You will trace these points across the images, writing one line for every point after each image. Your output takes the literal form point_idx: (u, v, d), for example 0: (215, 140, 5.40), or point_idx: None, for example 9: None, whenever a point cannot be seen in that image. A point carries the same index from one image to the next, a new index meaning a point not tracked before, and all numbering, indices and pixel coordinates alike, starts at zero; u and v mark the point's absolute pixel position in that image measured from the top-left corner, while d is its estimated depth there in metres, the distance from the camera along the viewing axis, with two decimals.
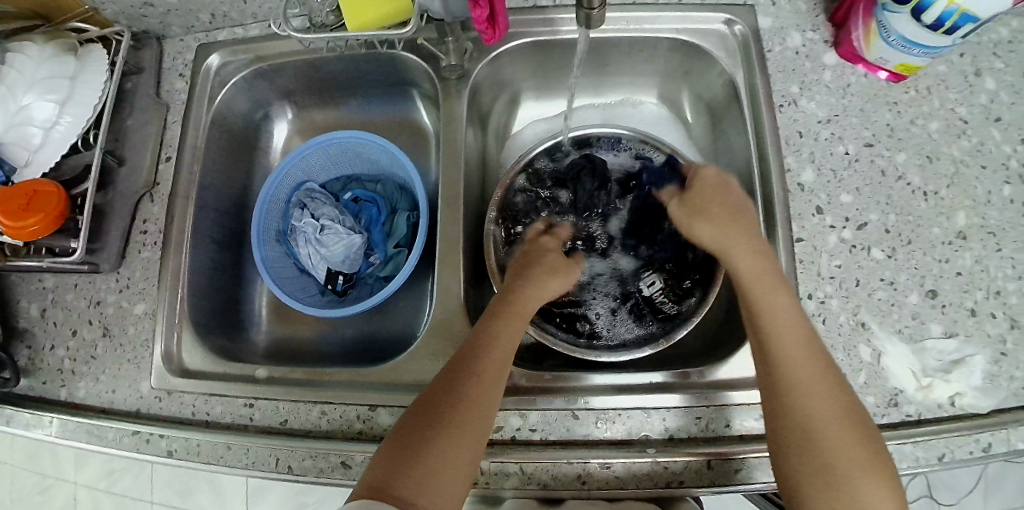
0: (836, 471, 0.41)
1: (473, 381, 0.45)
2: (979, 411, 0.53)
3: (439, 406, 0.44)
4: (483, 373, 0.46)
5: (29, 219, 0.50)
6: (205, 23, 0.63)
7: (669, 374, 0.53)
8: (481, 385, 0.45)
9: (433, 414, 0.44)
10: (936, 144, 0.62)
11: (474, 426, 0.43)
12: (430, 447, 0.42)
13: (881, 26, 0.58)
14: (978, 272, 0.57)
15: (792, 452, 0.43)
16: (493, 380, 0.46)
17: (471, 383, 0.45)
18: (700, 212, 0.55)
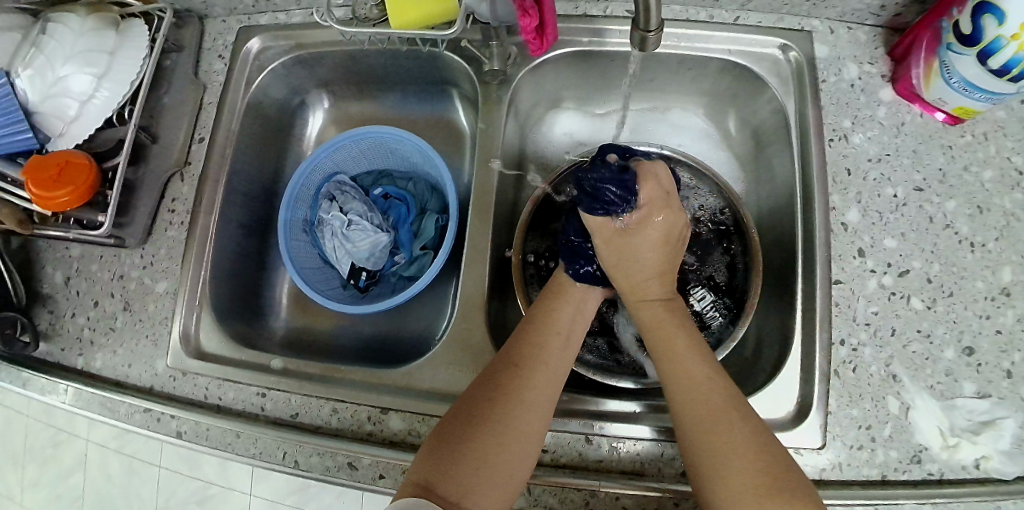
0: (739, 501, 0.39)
1: (531, 380, 0.46)
2: (1004, 476, 0.51)
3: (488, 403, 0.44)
4: (537, 372, 0.46)
5: (59, 191, 0.49)
6: (249, 5, 0.63)
7: None
8: (532, 388, 0.45)
9: (484, 409, 0.44)
10: (988, 194, 0.59)
11: (520, 436, 0.43)
12: (473, 439, 0.42)
13: (943, 66, 0.56)
14: (1020, 331, 0.55)
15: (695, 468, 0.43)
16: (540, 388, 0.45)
17: (527, 385, 0.45)
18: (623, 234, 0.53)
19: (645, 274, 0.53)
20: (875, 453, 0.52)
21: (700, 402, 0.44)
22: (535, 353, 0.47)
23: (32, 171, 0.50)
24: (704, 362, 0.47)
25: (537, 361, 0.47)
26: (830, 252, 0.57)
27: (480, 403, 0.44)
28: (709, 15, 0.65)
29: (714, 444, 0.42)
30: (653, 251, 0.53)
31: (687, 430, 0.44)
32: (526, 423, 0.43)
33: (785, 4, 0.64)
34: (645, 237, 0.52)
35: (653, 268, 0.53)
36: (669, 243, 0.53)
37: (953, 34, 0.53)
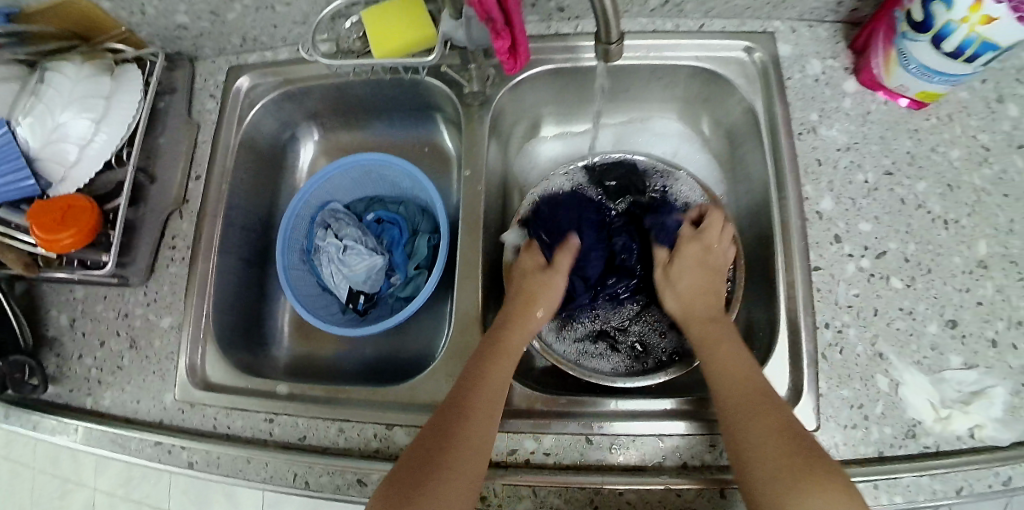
0: (779, 489, 0.42)
1: (457, 427, 0.46)
2: (999, 443, 0.53)
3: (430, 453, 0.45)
4: (476, 417, 0.47)
5: (62, 233, 0.51)
6: (236, 46, 0.66)
7: (682, 401, 0.54)
8: (456, 435, 0.46)
9: (426, 461, 0.45)
10: (957, 173, 0.62)
11: (447, 484, 0.43)
12: (399, 491, 0.43)
13: (901, 55, 0.58)
14: (999, 301, 0.57)
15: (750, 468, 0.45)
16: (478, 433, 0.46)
17: (455, 435, 0.46)
18: (672, 269, 0.61)
19: (694, 292, 0.59)
20: (869, 431, 0.53)
21: (748, 397, 0.48)
22: (460, 401, 0.48)
23: (35, 216, 0.51)
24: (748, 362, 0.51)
25: (473, 413, 0.47)
26: (808, 240, 0.60)
27: (423, 453, 0.45)
28: (675, 24, 0.68)
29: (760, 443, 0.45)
30: (700, 276, 0.59)
31: (732, 428, 0.47)
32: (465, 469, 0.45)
33: (747, 8, 0.67)
34: (686, 262, 0.60)
35: (687, 288, 0.59)
36: (704, 264, 0.59)
37: (908, 23, 0.56)
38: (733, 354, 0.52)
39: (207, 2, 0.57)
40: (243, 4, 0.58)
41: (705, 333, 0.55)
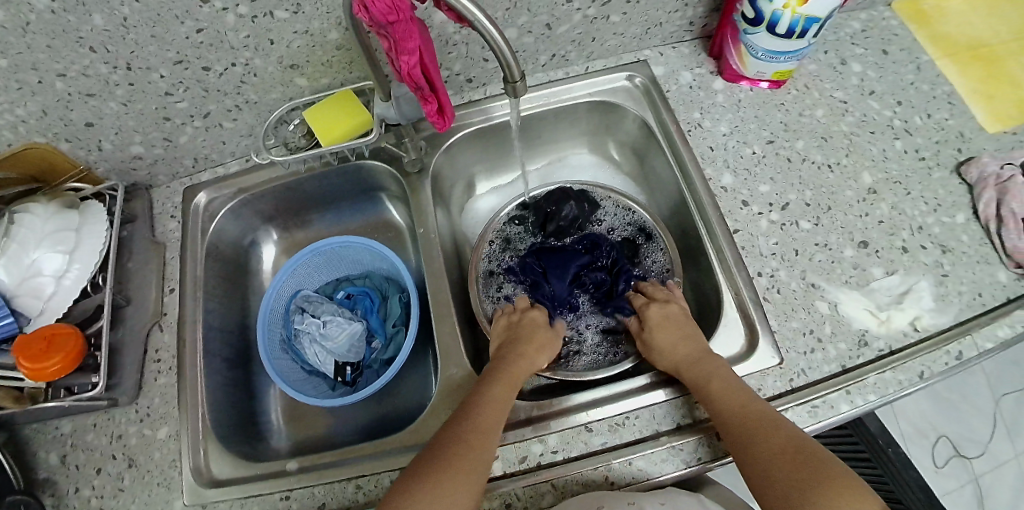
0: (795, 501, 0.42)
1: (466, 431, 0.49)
2: (940, 327, 0.60)
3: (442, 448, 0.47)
4: (485, 423, 0.50)
5: (51, 359, 0.54)
6: (188, 168, 0.72)
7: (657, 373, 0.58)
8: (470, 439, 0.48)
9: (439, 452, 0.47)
10: (826, 126, 0.74)
11: (456, 480, 0.45)
12: (412, 490, 0.44)
13: (749, 47, 0.71)
14: (896, 215, 0.67)
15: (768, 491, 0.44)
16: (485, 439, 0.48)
17: (463, 438, 0.48)
18: (649, 331, 0.61)
19: (674, 340, 0.58)
20: (828, 350, 0.58)
21: (750, 426, 0.48)
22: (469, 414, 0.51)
23: (20, 349, 0.54)
24: (740, 388, 0.51)
25: (482, 417, 0.50)
26: (721, 210, 0.68)
27: (436, 447, 0.48)
28: (565, 71, 0.80)
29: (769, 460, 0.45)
30: (677, 327, 0.59)
31: (744, 453, 0.47)
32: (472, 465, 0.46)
33: (620, 45, 0.80)
34: (658, 320, 0.61)
35: (666, 339, 0.59)
36: (671, 318, 0.61)
37: (744, 21, 0.68)
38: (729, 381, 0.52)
39: (160, 130, 0.64)
40: (193, 126, 0.65)
41: (693, 371, 0.54)
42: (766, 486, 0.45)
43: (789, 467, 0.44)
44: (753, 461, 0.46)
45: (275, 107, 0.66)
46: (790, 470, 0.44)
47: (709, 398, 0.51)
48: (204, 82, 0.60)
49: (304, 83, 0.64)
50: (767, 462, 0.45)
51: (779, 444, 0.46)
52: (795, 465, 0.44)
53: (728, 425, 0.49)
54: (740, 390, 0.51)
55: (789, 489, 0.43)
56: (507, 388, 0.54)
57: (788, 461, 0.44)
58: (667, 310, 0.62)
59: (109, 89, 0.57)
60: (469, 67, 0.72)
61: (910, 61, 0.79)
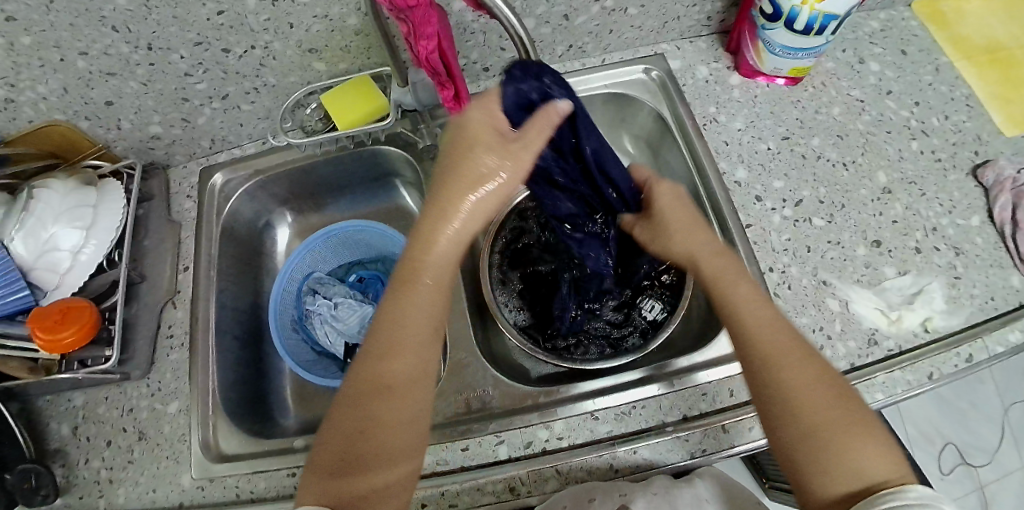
0: (833, 435, 0.40)
1: (384, 405, 0.42)
2: (951, 329, 0.59)
3: (354, 417, 0.42)
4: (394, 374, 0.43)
5: (66, 331, 0.55)
6: (205, 149, 0.72)
7: (661, 366, 0.58)
8: (387, 412, 0.42)
9: (349, 425, 0.42)
10: (842, 124, 0.73)
11: (366, 454, 0.41)
12: (329, 476, 0.41)
13: (766, 43, 0.71)
14: (911, 216, 0.66)
15: (805, 415, 0.41)
16: (399, 398, 0.43)
17: (369, 403, 0.42)
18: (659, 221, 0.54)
19: (689, 226, 0.53)
20: (837, 347, 0.58)
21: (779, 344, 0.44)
22: (384, 372, 0.43)
23: (36, 320, 0.55)
24: (764, 298, 0.47)
25: (390, 362, 0.43)
26: (734, 205, 0.68)
27: (348, 411, 0.43)
28: (582, 63, 0.80)
29: (808, 385, 0.42)
30: (682, 211, 0.54)
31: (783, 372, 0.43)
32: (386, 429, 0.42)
33: (638, 38, 0.79)
34: (666, 203, 0.55)
35: (676, 222, 0.53)
36: (682, 200, 0.55)
37: (762, 17, 0.68)
38: (752, 287, 0.48)
39: (179, 110, 0.65)
40: (212, 107, 0.66)
41: (717, 268, 0.49)
42: (810, 412, 0.41)
43: (829, 395, 0.42)
44: (784, 384, 0.42)
45: (293, 91, 0.67)
46: (835, 404, 0.41)
47: (736, 304, 0.47)
48: (224, 64, 0.60)
49: (322, 68, 0.65)
50: (813, 390, 0.42)
51: (817, 371, 0.43)
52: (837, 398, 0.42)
53: (760, 342, 0.44)
54: (764, 301, 0.47)
55: (822, 419, 0.41)
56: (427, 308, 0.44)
57: (832, 393, 0.42)
58: (676, 193, 0.56)
59: (130, 68, 0.58)
60: (486, 56, 0.72)
61: (928, 62, 0.78)
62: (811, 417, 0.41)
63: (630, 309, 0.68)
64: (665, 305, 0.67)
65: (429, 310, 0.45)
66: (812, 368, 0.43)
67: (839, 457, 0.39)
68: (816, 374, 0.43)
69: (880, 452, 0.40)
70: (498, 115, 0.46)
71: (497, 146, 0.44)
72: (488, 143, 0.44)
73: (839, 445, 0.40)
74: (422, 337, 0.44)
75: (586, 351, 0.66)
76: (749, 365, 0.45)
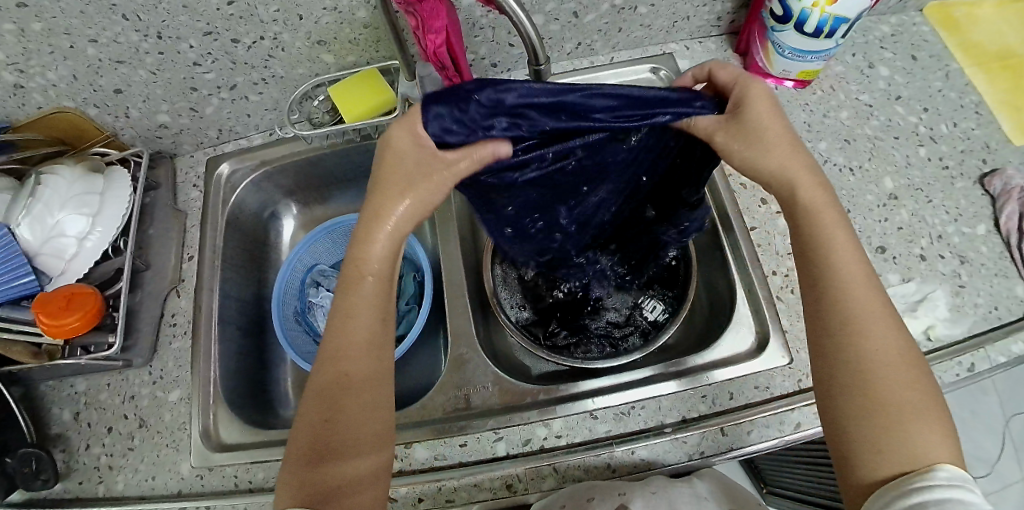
0: (893, 408, 0.39)
1: (353, 400, 0.44)
2: (954, 338, 0.59)
3: (323, 413, 0.44)
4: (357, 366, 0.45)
5: (70, 316, 0.55)
6: (213, 139, 0.72)
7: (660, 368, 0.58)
8: (355, 401, 0.44)
9: (321, 421, 0.43)
10: (850, 128, 0.73)
11: (343, 445, 0.43)
12: (310, 472, 0.42)
13: (776, 45, 0.71)
14: (916, 223, 0.66)
15: (873, 379, 0.41)
16: (365, 388, 0.45)
17: (337, 396, 0.44)
18: (751, 137, 0.44)
19: (786, 154, 0.45)
20: None
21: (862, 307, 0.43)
22: (346, 365, 0.45)
23: (40, 306, 0.55)
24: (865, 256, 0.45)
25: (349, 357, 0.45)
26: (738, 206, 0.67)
27: (321, 409, 0.44)
28: (590, 61, 0.80)
29: (882, 355, 0.41)
30: (779, 132, 0.45)
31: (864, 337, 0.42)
32: (358, 418, 0.44)
33: (647, 37, 0.79)
34: (765, 115, 0.44)
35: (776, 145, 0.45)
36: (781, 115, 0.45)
37: (772, 19, 0.68)
38: (854, 247, 0.45)
39: (187, 100, 0.65)
40: (220, 97, 0.66)
41: (809, 215, 0.46)
42: (880, 378, 0.40)
43: (903, 373, 0.41)
44: (863, 347, 0.42)
45: (301, 83, 0.67)
46: (902, 379, 0.41)
47: (829, 260, 0.45)
48: (233, 54, 0.60)
49: (331, 60, 0.65)
50: (886, 359, 0.41)
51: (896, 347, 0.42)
52: (904, 375, 0.41)
53: (846, 298, 0.43)
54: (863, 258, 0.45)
55: (887, 388, 0.40)
56: (372, 302, 0.47)
57: (903, 370, 0.41)
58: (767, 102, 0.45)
59: (138, 57, 0.58)
60: (494, 52, 0.72)
61: (938, 68, 0.77)
62: (877, 382, 0.40)
63: (632, 309, 0.68)
64: (665, 306, 0.67)
65: (374, 303, 0.47)
66: (896, 339, 0.42)
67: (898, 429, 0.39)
68: (892, 346, 0.42)
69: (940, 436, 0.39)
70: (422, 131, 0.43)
71: (421, 169, 0.44)
72: (414, 157, 0.44)
73: (900, 417, 0.39)
74: (379, 336, 0.47)
75: (588, 349, 0.66)
76: (829, 321, 0.44)
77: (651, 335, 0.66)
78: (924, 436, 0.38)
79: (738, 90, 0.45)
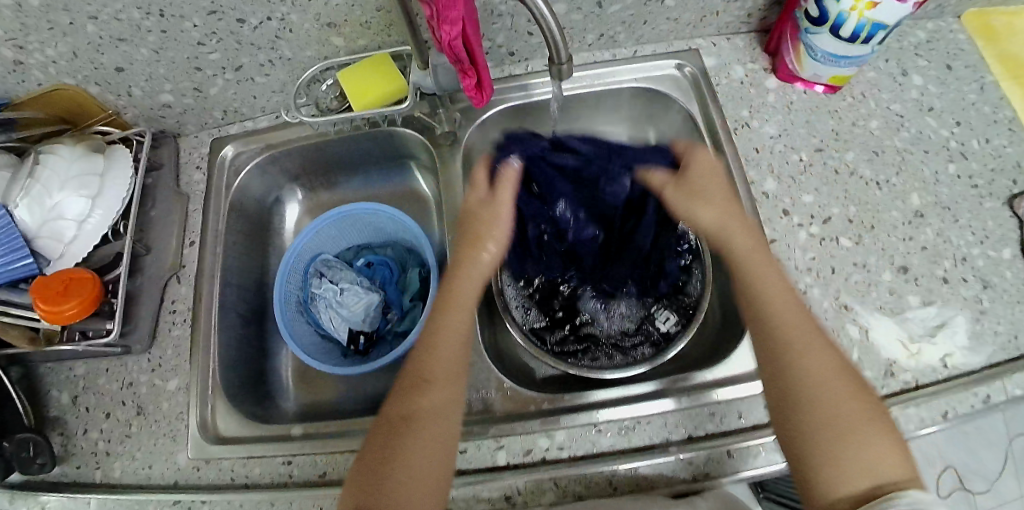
0: (836, 430, 0.42)
1: (426, 398, 0.47)
2: (970, 367, 0.58)
3: (401, 413, 0.47)
4: (437, 377, 0.49)
5: (68, 303, 0.54)
6: (217, 120, 0.70)
7: (664, 383, 0.57)
8: (430, 403, 0.47)
9: (397, 420, 0.47)
10: (880, 139, 0.70)
11: (410, 444, 0.45)
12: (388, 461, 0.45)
13: (809, 48, 0.67)
14: (941, 243, 0.64)
15: (812, 407, 0.44)
16: (439, 395, 0.48)
17: (412, 399, 0.48)
18: (694, 194, 0.56)
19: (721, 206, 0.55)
20: None
21: (799, 342, 0.47)
22: (426, 372, 0.49)
23: (38, 290, 0.54)
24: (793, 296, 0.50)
25: (431, 369, 0.49)
26: (760, 218, 0.65)
27: (399, 409, 0.47)
28: (612, 54, 0.77)
29: (821, 385, 0.45)
30: (715, 188, 0.57)
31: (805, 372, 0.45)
32: (432, 425, 0.46)
33: (672, 31, 0.76)
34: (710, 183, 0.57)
35: (711, 202, 0.55)
36: (715, 177, 0.57)
37: (807, 20, 0.64)
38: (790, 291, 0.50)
39: (191, 80, 0.63)
40: (225, 78, 0.63)
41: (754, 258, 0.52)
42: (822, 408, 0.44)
43: (841, 399, 0.44)
44: (804, 382, 0.45)
45: (310, 66, 0.64)
46: (841, 404, 0.44)
47: (765, 302, 0.49)
48: (238, 34, 0.58)
49: (341, 43, 0.62)
50: (825, 387, 0.44)
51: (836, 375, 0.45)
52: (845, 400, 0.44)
53: (784, 336, 0.47)
54: (794, 299, 0.50)
55: (824, 415, 0.43)
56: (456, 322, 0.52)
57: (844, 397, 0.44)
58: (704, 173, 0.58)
59: (140, 35, 0.55)
60: (513, 40, 0.69)
61: (973, 79, 0.74)
62: (816, 411, 0.44)
63: (643, 318, 0.66)
64: (679, 318, 0.65)
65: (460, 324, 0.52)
66: (834, 370, 0.46)
67: (837, 452, 0.42)
68: (833, 376, 0.45)
69: (882, 456, 0.41)
70: (483, 189, 0.59)
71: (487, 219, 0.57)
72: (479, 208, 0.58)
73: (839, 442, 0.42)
74: (458, 349, 0.51)
75: (592, 356, 0.65)
76: (774, 359, 0.47)
77: (665, 346, 0.63)
78: (864, 458, 0.41)
79: (688, 157, 0.59)
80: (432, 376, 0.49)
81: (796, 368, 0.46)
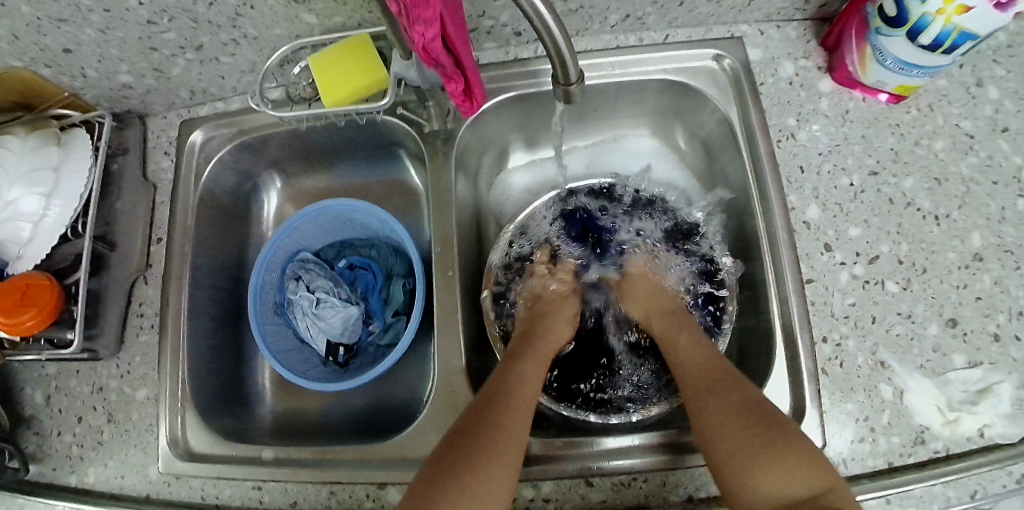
0: (737, 449, 0.44)
1: (506, 423, 0.46)
2: (1011, 440, 0.52)
3: (474, 435, 0.45)
4: (513, 407, 0.47)
5: (26, 314, 0.49)
6: (185, 100, 0.62)
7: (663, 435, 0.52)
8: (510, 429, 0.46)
9: (468, 441, 0.45)
10: (944, 164, 0.60)
11: (488, 470, 0.43)
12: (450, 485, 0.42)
13: (876, 51, 0.56)
14: (998, 293, 0.56)
15: (715, 432, 0.45)
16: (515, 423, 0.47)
17: (495, 425, 0.46)
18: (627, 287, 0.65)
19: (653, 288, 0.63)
20: (877, 442, 0.52)
21: (712, 375, 0.50)
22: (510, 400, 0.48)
23: None
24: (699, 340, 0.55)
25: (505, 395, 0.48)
26: (798, 252, 0.58)
27: (468, 434, 0.45)
28: (638, 38, 0.66)
29: (719, 410, 0.46)
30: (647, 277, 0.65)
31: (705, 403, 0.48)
32: (507, 454, 0.44)
33: (711, 15, 0.64)
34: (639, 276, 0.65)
35: (645, 288, 0.63)
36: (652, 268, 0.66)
37: (880, 18, 0.53)
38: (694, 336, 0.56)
39: (148, 60, 0.54)
40: (185, 58, 0.55)
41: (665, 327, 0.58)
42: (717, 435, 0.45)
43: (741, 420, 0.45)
44: (704, 411, 0.47)
45: (280, 45, 0.55)
46: (739, 423, 0.45)
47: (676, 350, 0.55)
48: (192, 12, 0.49)
49: (313, 20, 0.52)
50: (720, 411, 0.46)
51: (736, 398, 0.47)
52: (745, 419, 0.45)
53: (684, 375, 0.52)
54: (699, 344, 0.54)
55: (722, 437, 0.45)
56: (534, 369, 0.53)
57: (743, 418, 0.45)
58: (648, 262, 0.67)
59: (82, 16, 0.47)
60: (518, 19, 0.58)
61: None
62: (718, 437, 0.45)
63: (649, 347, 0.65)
64: None
65: (537, 372, 0.53)
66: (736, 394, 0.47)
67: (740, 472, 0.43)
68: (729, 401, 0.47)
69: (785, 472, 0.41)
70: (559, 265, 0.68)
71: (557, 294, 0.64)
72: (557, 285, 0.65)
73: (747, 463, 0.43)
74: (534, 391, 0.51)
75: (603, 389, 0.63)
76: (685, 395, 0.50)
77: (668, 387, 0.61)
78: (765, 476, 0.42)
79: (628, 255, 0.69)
80: (513, 405, 0.48)
81: (706, 394, 0.48)
